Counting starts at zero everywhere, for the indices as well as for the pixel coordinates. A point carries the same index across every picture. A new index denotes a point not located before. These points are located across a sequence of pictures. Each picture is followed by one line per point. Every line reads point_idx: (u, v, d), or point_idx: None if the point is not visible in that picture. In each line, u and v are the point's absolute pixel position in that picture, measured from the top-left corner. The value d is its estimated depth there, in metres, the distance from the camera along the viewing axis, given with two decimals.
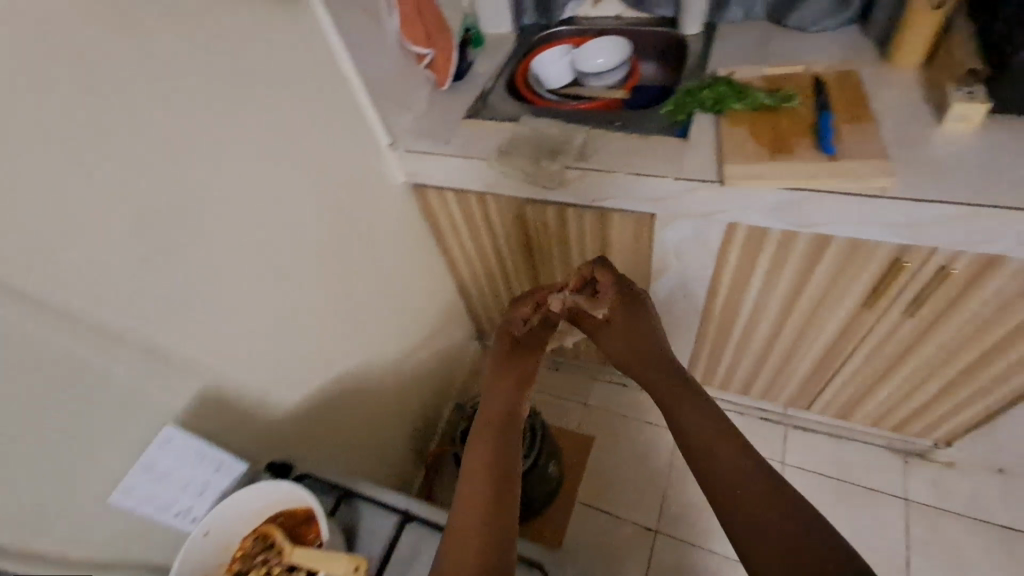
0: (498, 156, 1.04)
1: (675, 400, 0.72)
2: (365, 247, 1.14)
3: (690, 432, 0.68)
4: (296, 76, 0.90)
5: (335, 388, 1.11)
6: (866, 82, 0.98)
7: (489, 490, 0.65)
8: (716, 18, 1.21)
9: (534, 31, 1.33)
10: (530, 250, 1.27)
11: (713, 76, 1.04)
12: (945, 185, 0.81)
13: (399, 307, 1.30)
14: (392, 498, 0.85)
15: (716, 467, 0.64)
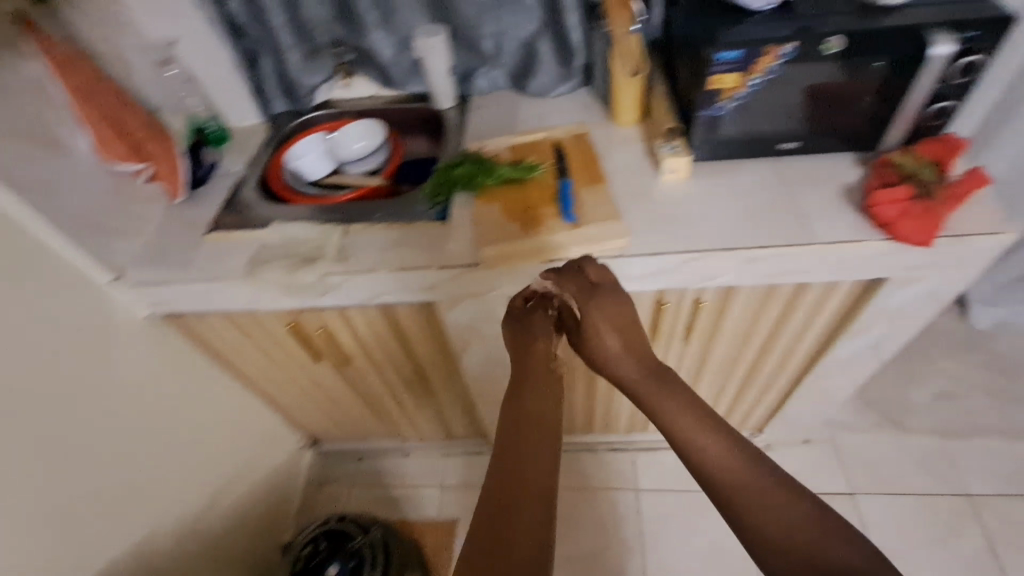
0: (247, 274, 0.93)
1: (686, 420, 0.65)
2: (104, 409, 0.95)
3: (709, 453, 0.63)
4: None
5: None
6: (596, 143, 1.06)
7: (532, 535, 0.55)
8: (465, 90, 1.23)
9: (287, 119, 1.23)
10: (324, 354, 1.16)
11: (464, 154, 1.04)
12: (668, 237, 0.88)
13: (176, 456, 1.11)
14: None
15: (730, 491, 0.61)
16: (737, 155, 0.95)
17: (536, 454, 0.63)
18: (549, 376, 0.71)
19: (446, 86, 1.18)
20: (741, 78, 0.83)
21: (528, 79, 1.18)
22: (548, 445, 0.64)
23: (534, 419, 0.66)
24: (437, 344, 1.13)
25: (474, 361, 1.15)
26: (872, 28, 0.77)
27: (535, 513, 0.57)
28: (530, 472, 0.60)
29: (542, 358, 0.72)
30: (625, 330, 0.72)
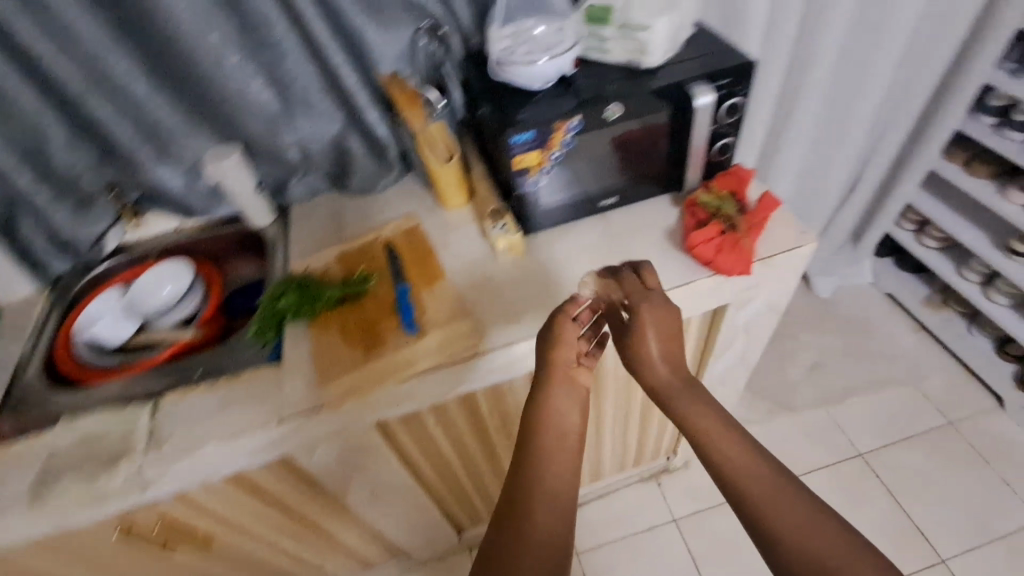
0: (34, 501, 0.75)
1: (715, 426, 0.64)
2: None
3: (728, 453, 0.62)
4: None
5: None
6: (431, 234, 1.01)
7: (549, 545, 0.57)
8: (282, 201, 1.13)
9: (73, 279, 1.05)
10: (179, 543, 0.97)
11: (287, 278, 0.94)
12: (515, 322, 0.86)
13: None
14: None
15: (747, 489, 0.59)
16: (565, 220, 0.95)
17: (559, 464, 0.62)
18: (571, 387, 0.69)
19: (257, 204, 1.07)
20: (542, 155, 0.83)
21: (347, 178, 1.11)
22: (573, 454, 0.63)
23: (553, 429, 0.64)
24: (314, 489, 0.99)
25: (362, 492, 1.03)
26: (641, 91, 0.81)
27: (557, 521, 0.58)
28: (550, 479, 0.61)
29: (568, 363, 0.69)
30: (668, 338, 0.71)
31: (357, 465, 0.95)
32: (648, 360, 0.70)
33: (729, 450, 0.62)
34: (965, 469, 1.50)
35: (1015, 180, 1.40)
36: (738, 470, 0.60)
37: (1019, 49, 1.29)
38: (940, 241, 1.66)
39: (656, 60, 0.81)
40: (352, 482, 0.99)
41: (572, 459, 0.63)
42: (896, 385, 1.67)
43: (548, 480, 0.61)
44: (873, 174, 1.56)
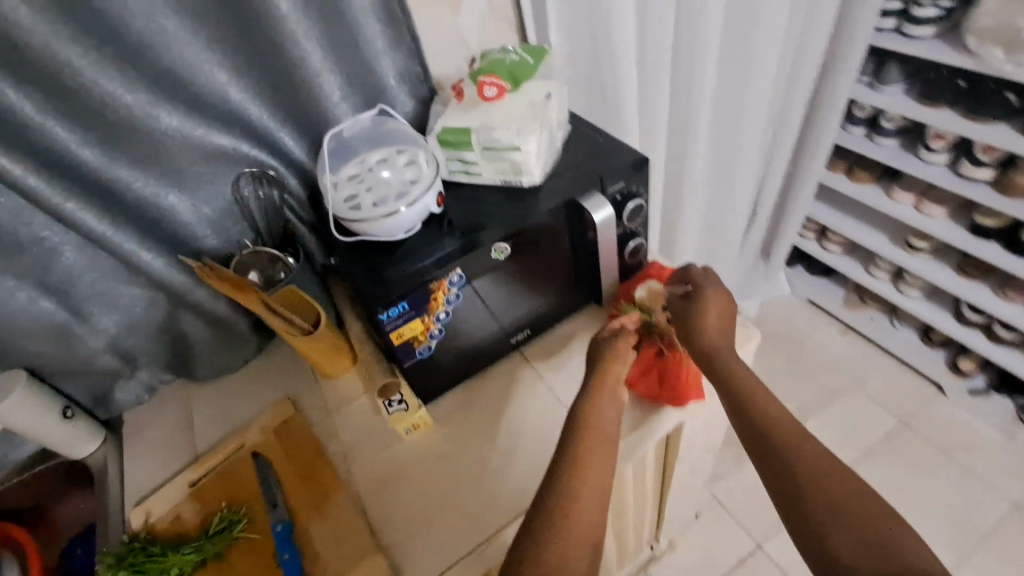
0: None
1: (768, 400, 0.60)
2: None
3: (769, 424, 0.58)
4: None
5: None
6: (313, 421, 0.78)
7: (592, 526, 0.52)
8: (110, 412, 0.86)
9: None
10: None
11: (117, 547, 0.68)
12: (445, 537, 0.65)
13: None
14: None
15: (787, 457, 0.55)
16: (474, 372, 0.78)
17: (598, 466, 0.57)
18: (615, 396, 0.65)
19: (77, 433, 0.80)
20: (425, 320, 0.65)
21: (194, 364, 0.86)
22: (608, 455, 0.59)
23: (596, 428, 0.60)
24: None
25: None
26: (527, 220, 0.66)
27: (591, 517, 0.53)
28: (594, 470, 0.56)
29: (620, 371, 0.67)
30: (725, 320, 0.66)
31: None
32: (707, 332, 0.65)
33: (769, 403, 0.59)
34: (927, 469, 1.48)
35: (897, 181, 1.43)
36: (786, 437, 0.57)
37: (871, 62, 1.31)
38: (842, 245, 1.68)
39: (538, 175, 0.67)
40: None
41: (609, 457, 0.58)
42: (842, 397, 1.64)
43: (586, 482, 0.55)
44: (770, 196, 1.55)
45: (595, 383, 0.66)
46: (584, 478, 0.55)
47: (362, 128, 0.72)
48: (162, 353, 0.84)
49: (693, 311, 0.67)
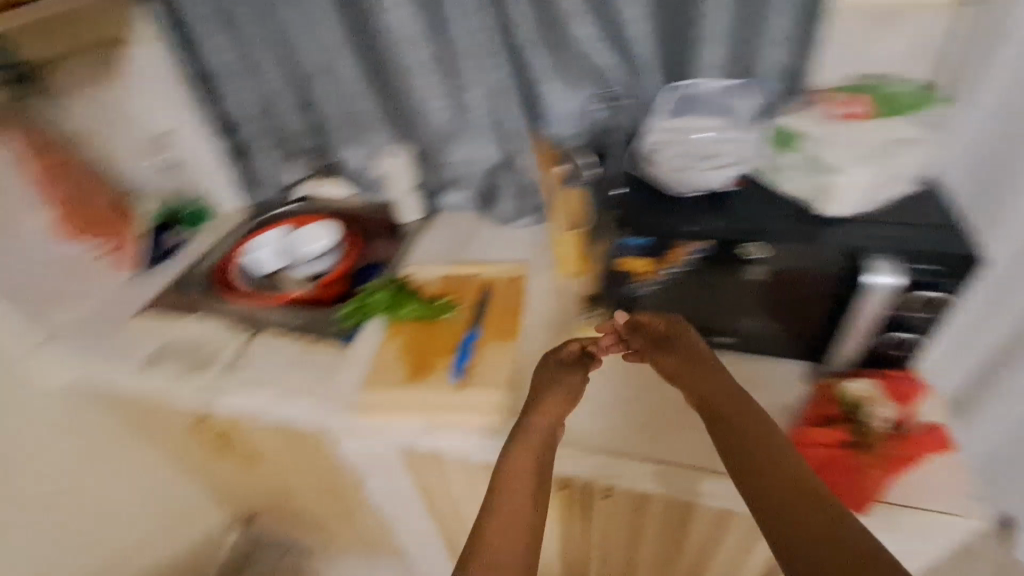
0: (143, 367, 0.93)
1: (743, 410, 0.62)
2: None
3: (745, 425, 0.61)
4: None
5: None
6: (531, 291, 0.96)
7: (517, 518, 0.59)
8: (434, 205, 1.21)
9: (268, 207, 1.27)
10: (225, 452, 1.08)
11: (391, 279, 1.01)
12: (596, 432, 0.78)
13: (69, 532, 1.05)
14: None
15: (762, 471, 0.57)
16: None
17: (512, 508, 0.59)
18: (561, 409, 0.69)
19: (412, 201, 1.16)
20: (655, 265, 0.71)
21: (490, 207, 1.13)
22: (540, 448, 0.66)
23: (531, 426, 0.67)
24: (332, 470, 1.01)
25: (374, 492, 1.02)
26: (802, 242, 0.65)
27: (520, 531, 0.58)
28: (517, 472, 0.63)
29: (559, 397, 0.70)
30: (700, 370, 0.67)
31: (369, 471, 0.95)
32: (675, 373, 0.68)
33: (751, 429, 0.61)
34: None
35: None
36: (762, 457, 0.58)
37: None
38: None
39: (846, 207, 0.65)
40: (363, 480, 0.98)
41: (541, 457, 0.65)
42: None
43: (506, 523, 0.58)
44: None
45: (537, 414, 0.68)
46: (507, 511, 0.59)
47: (703, 91, 0.83)
48: (477, 187, 1.13)
49: (687, 350, 0.69)
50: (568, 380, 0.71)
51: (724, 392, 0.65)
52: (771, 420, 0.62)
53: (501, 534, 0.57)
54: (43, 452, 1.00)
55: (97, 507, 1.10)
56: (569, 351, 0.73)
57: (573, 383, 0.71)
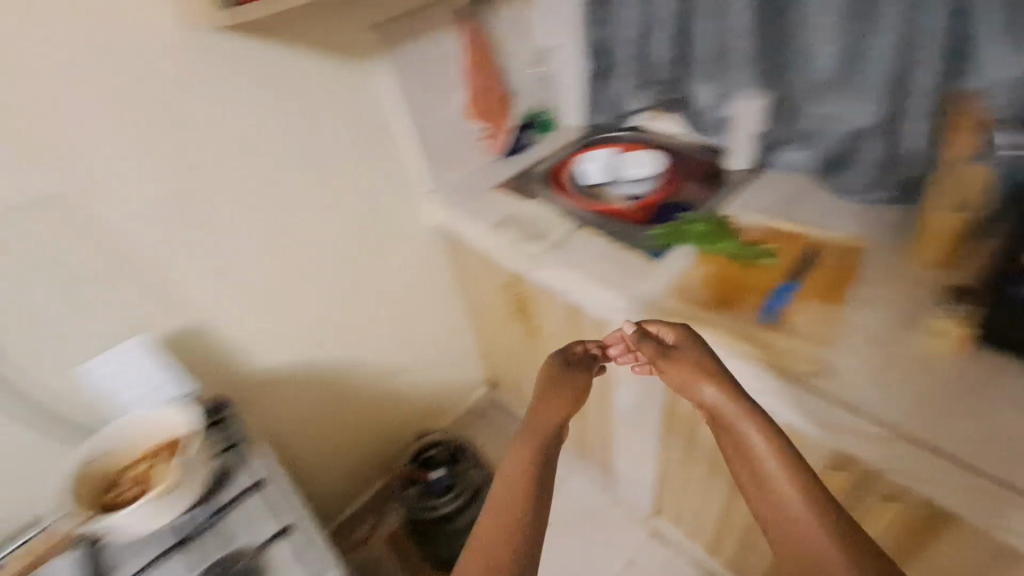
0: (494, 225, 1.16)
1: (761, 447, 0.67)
2: (380, 264, 1.26)
3: (767, 463, 0.66)
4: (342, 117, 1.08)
5: (308, 373, 1.20)
6: (868, 266, 0.87)
7: (502, 512, 0.66)
8: (765, 162, 1.16)
9: (601, 130, 1.41)
10: (519, 316, 1.28)
11: (711, 216, 1.03)
12: (893, 394, 0.72)
13: (402, 333, 1.38)
14: (251, 469, 0.87)
15: (786, 510, 0.64)
16: None
17: (501, 506, 0.67)
18: (561, 395, 0.80)
19: (745, 148, 1.14)
20: None
21: (835, 171, 1.05)
22: (540, 439, 0.75)
23: (540, 415, 0.77)
24: (603, 361, 1.11)
25: (630, 395, 1.11)
26: None
27: (518, 497, 0.67)
28: (510, 466, 0.72)
29: (563, 397, 0.80)
30: (693, 382, 0.73)
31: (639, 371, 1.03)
32: (699, 390, 0.72)
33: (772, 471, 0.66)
34: None
35: None
36: (780, 498, 0.64)
37: None
38: None
39: None
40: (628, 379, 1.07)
41: (533, 461, 0.72)
42: None
43: (491, 523, 0.65)
44: None
45: (538, 417, 0.77)
46: (494, 512, 0.66)
47: None
48: (830, 147, 1.05)
49: (675, 367, 0.75)
50: (559, 379, 0.82)
51: (734, 417, 0.69)
52: (781, 433, 0.67)
53: (484, 539, 0.63)
54: (413, 270, 1.33)
55: (422, 324, 1.42)
56: (578, 350, 0.87)
57: (563, 379, 0.82)
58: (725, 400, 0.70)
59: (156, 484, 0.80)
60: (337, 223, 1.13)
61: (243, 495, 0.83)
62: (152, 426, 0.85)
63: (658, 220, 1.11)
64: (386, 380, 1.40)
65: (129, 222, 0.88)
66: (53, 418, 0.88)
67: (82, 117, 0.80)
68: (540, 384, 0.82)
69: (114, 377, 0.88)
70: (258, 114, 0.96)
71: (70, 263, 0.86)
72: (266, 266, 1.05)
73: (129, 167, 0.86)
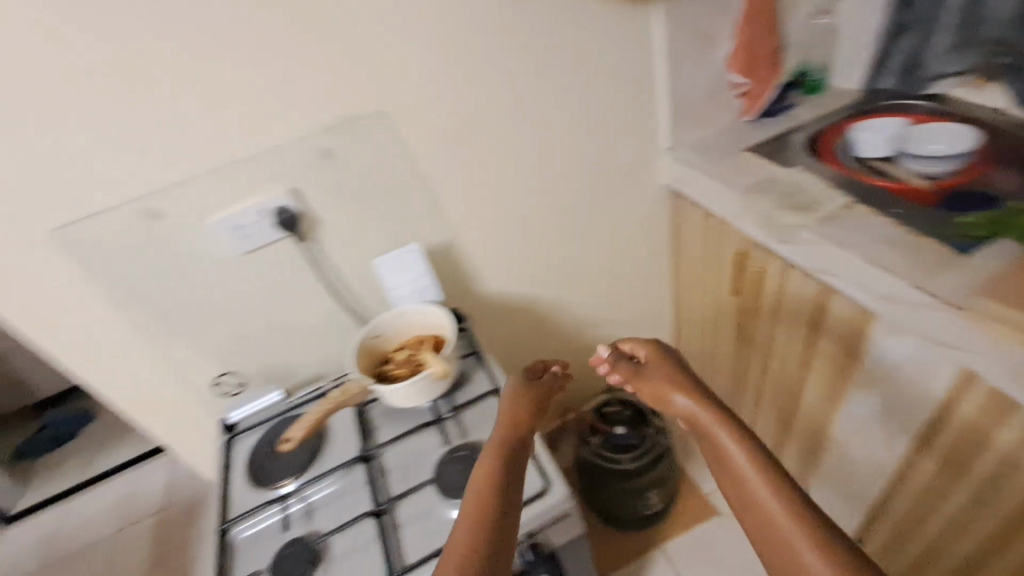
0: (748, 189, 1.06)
1: (738, 450, 0.63)
2: (608, 213, 1.26)
3: (751, 474, 0.61)
4: (611, 60, 1.06)
5: (524, 306, 1.29)
6: None
7: (481, 475, 0.66)
8: None
9: (885, 97, 1.20)
10: (745, 290, 1.19)
11: None
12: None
13: (609, 286, 1.39)
14: (488, 376, 0.98)
15: (771, 523, 0.57)
16: None
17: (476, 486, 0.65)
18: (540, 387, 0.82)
19: None
20: None
21: None
22: (514, 431, 0.73)
23: (513, 399, 0.79)
24: (850, 357, 0.99)
25: (874, 401, 0.97)
26: None
27: (472, 501, 0.63)
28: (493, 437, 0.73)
29: (528, 395, 0.80)
30: (673, 387, 0.74)
31: (901, 375, 0.90)
32: (671, 398, 0.73)
33: (749, 475, 0.61)
34: None
35: None
36: (765, 515, 0.58)
37: None
38: None
39: None
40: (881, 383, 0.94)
41: (513, 435, 0.73)
42: None
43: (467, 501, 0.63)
44: None
45: (505, 398, 0.80)
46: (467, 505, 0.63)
47: None
48: None
49: (630, 370, 0.81)
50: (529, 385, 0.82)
51: (710, 420, 0.68)
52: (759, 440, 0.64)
53: (468, 513, 0.62)
54: (635, 226, 1.33)
55: (628, 281, 1.42)
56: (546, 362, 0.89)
57: (533, 386, 0.81)
58: (699, 404, 0.70)
59: (427, 361, 0.92)
60: (581, 168, 1.16)
61: (483, 398, 0.93)
62: (419, 320, 1.01)
63: (966, 207, 0.92)
64: (584, 329, 1.43)
65: (424, 148, 0.98)
66: (339, 304, 1.04)
67: (412, 45, 0.88)
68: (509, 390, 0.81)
69: (391, 276, 1.02)
70: (545, 52, 0.99)
71: (376, 179, 0.96)
72: (516, 201, 1.12)
73: (432, 93, 0.93)
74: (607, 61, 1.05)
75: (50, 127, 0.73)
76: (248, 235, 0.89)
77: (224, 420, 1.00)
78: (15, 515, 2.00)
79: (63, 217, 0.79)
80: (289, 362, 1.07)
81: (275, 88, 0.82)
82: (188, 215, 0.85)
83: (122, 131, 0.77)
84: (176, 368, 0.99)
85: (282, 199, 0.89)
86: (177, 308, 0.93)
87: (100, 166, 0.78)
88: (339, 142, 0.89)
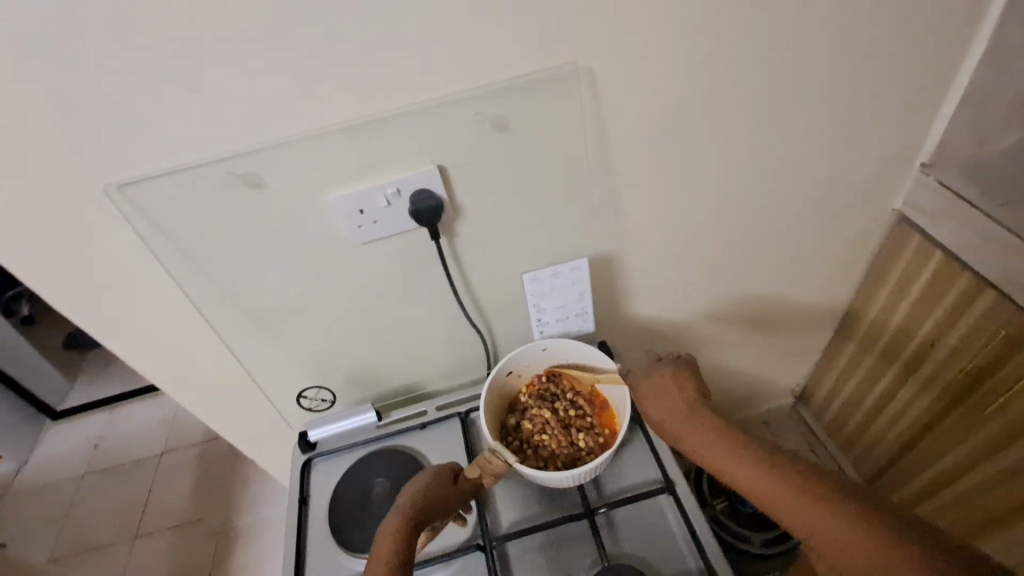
0: None
1: (745, 461, 0.56)
2: (811, 236, 0.95)
3: (769, 485, 0.53)
4: (907, 30, 0.72)
5: (672, 331, 1.03)
6: None
7: None
8: None
9: None
10: (981, 371, 0.90)
11: None
12: None
13: (774, 317, 1.11)
14: (667, 460, 0.70)
15: (810, 530, 0.50)
16: None
17: None
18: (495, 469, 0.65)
19: None
20: None
21: None
22: (405, 546, 0.54)
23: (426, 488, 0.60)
24: None
25: None
26: None
27: None
28: (382, 545, 0.55)
29: (445, 490, 0.60)
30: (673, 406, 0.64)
31: None
32: (666, 424, 0.64)
33: (766, 483, 0.53)
34: None
35: None
36: (800, 521, 0.50)
37: None
38: None
39: None
40: None
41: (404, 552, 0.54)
42: None
43: None
44: None
45: (422, 483, 0.61)
46: None
47: None
48: None
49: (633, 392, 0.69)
50: (441, 481, 0.61)
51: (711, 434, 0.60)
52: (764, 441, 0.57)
53: None
54: (832, 256, 1.02)
55: (795, 315, 1.13)
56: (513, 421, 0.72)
57: (434, 489, 0.60)
58: (696, 423, 0.61)
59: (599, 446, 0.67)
60: (805, 178, 0.85)
61: (656, 502, 0.67)
62: (565, 357, 0.76)
63: None
64: (721, 359, 1.17)
65: (626, 128, 0.68)
66: (466, 314, 0.80)
67: None
68: (421, 480, 0.61)
69: (548, 292, 0.78)
70: (831, 11, 0.66)
71: (555, 164, 0.67)
72: (711, 213, 0.83)
73: (660, 52, 0.63)
74: (900, 32, 0.72)
75: (135, 38, 0.48)
76: (372, 221, 0.64)
77: (303, 433, 0.80)
78: (62, 413, 1.95)
79: (138, 169, 0.56)
80: (390, 369, 0.85)
81: (458, 18, 0.53)
82: (303, 186, 0.60)
83: (233, 56, 0.51)
84: (256, 363, 0.78)
85: (429, 179, 0.62)
86: (267, 294, 0.70)
87: (196, 103, 0.53)
88: (523, 109, 0.61)
